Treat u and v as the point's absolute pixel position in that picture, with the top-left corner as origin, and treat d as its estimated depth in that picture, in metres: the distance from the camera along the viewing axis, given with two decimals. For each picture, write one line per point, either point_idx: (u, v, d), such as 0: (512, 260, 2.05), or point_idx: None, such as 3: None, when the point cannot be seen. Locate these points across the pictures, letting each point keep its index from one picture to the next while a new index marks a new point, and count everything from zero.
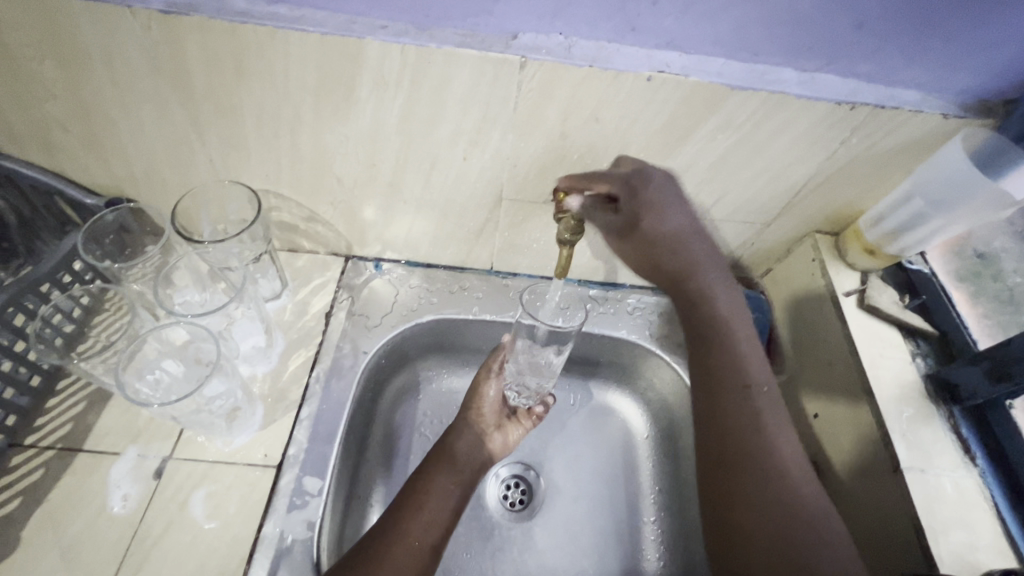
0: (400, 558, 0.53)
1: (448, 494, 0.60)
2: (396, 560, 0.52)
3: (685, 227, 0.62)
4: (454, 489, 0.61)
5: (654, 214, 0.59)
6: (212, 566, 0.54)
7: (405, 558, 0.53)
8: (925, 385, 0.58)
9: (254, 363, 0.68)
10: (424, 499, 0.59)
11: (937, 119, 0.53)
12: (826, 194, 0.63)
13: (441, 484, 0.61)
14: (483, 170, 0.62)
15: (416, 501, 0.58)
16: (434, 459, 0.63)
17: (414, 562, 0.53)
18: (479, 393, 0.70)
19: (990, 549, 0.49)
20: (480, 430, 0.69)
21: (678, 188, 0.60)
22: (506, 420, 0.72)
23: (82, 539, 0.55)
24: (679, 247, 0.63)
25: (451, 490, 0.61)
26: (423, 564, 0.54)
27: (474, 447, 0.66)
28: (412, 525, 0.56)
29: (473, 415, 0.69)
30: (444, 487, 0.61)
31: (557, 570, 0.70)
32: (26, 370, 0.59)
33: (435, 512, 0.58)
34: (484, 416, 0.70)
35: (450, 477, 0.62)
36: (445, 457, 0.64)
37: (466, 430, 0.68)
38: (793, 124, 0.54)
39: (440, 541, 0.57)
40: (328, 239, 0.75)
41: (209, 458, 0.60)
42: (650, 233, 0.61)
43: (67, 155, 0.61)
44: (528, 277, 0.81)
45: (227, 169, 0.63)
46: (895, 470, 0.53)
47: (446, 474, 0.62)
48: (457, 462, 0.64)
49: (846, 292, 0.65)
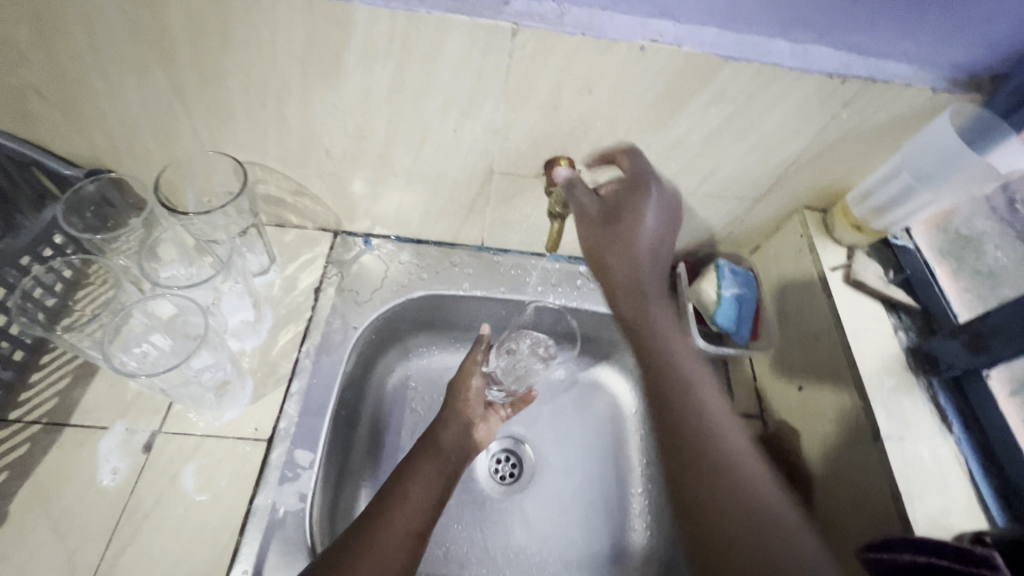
0: (386, 548, 0.53)
1: (433, 482, 0.61)
2: (383, 552, 0.53)
3: (652, 227, 0.58)
4: (440, 474, 0.62)
5: (631, 215, 0.58)
6: (205, 537, 0.55)
7: (391, 546, 0.54)
8: (907, 356, 0.60)
9: (243, 338, 0.67)
10: (410, 488, 0.59)
11: (927, 94, 0.53)
12: (815, 170, 0.64)
13: (425, 472, 0.61)
14: (474, 142, 0.61)
15: (404, 491, 0.58)
16: (421, 448, 0.64)
17: (401, 551, 0.54)
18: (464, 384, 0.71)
19: (963, 512, 0.51)
20: (467, 420, 0.69)
21: (661, 197, 0.59)
22: (485, 412, 0.72)
23: (73, 511, 0.55)
24: (633, 265, 0.58)
25: (436, 479, 0.62)
26: (411, 552, 0.55)
27: (461, 435, 0.67)
28: (400, 514, 0.56)
29: (462, 404, 0.70)
30: (429, 475, 0.61)
31: (546, 541, 0.71)
32: (8, 344, 0.58)
33: (418, 500, 0.58)
34: (472, 406, 0.71)
35: (436, 464, 0.62)
36: (428, 446, 0.64)
37: (453, 421, 0.68)
38: (786, 97, 0.54)
39: (424, 528, 0.57)
40: (316, 213, 0.74)
41: (199, 432, 0.60)
42: (621, 230, 0.58)
43: (45, 124, 0.59)
44: (519, 253, 0.80)
45: (212, 140, 0.62)
46: (875, 438, 0.54)
47: (432, 462, 0.62)
48: (443, 451, 0.64)
49: (832, 267, 0.66)
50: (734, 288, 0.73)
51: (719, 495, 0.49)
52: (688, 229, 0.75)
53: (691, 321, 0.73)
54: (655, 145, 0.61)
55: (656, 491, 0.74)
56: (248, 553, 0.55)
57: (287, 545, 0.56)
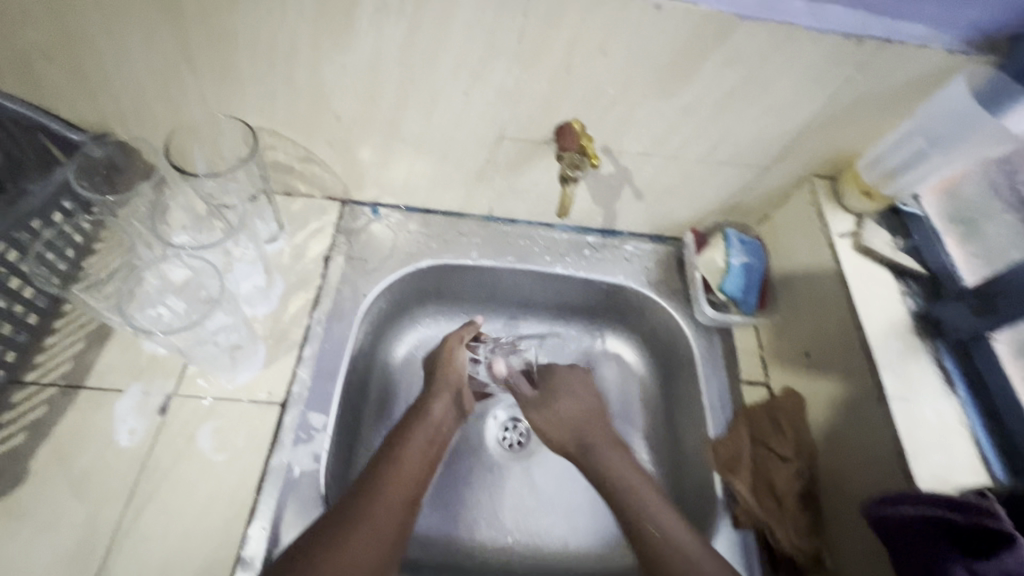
0: (384, 510, 0.56)
1: (423, 451, 0.64)
2: (381, 513, 0.55)
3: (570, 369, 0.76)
4: (430, 445, 0.65)
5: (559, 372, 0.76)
6: (223, 495, 0.56)
7: (390, 507, 0.56)
8: (914, 320, 0.60)
9: (255, 304, 0.67)
10: (402, 457, 0.61)
11: (942, 56, 0.53)
12: (826, 137, 0.64)
13: (416, 443, 0.64)
14: (485, 106, 0.60)
15: (399, 460, 0.61)
16: (410, 421, 0.66)
17: (397, 514, 0.56)
18: (450, 360, 0.72)
19: (966, 469, 0.52)
20: (456, 394, 0.71)
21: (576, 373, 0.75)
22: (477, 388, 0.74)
23: (93, 470, 0.56)
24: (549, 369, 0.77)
25: (426, 450, 0.64)
26: (405, 515, 0.57)
27: (450, 405, 0.69)
28: (398, 480, 0.59)
29: (444, 373, 0.71)
30: (421, 445, 0.64)
31: (553, 504, 0.73)
32: (21, 307, 0.58)
33: (410, 468, 0.61)
34: (454, 372, 0.72)
35: (427, 436, 0.65)
36: (419, 419, 0.66)
37: (443, 394, 0.70)
38: (800, 59, 0.54)
39: (417, 495, 0.60)
40: (324, 181, 0.74)
41: (213, 395, 0.61)
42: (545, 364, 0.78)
43: (50, 87, 0.58)
44: (527, 224, 0.80)
45: (220, 104, 0.61)
46: (881, 399, 0.55)
47: (421, 434, 0.65)
48: (433, 422, 0.67)
49: (842, 234, 0.66)
50: (742, 257, 0.74)
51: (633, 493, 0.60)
52: (697, 199, 0.75)
53: (698, 290, 0.74)
54: (667, 110, 0.60)
55: (662, 457, 0.75)
56: (265, 510, 0.56)
57: (303, 503, 0.57)
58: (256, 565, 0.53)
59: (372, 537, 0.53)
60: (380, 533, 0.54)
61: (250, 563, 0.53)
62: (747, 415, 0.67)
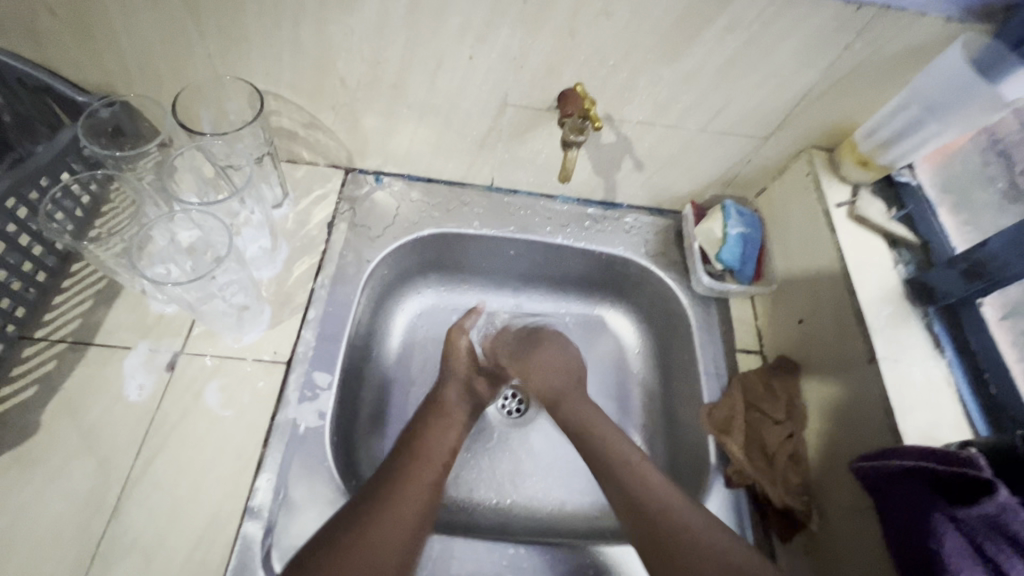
0: (406, 499, 0.56)
1: (443, 438, 0.64)
2: (400, 502, 0.55)
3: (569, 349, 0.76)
4: (449, 430, 0.66)
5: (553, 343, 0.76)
6: (230, 448, 0.58)
7: (412, 491, 0.57)
8: (905, 287, 0.62)
9: (260, 267, 0.68)
10: (419, 448, 0.62)
11: (940, 23, 0.54)
12: (825, 107, 0.65)
13: (433, 431, 0.64)
14: (489, 71, 0.61)
15: (417, 450, 0.61)
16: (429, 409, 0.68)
17: (421, 502, 0.57)
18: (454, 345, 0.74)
19: (951, 427, 0.54)
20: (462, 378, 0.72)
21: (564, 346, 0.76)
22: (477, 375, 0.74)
23: (103, 423, 0.57)
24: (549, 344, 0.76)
25: (445, 436, 0.65)
26: (430, 502, 0.57)
27: (462, 395, 0.71)
28: (417, 469, 0.59)
29: (451, 364, 0.73)
30: (438, 433, 0.65)
31: (551, 468, 0.75)
32: (30, 264, 0.59)
33: (432, 456, 0.62)
34: (461, 365, 0.73)
35: (442, 423, 0.66)
36: (434, 404, 0.68)
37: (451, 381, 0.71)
38: (802, 24, 0.55)
39: (442, 475, 0.61)
40: (328, 148, 0.74)
41: (220, 353, 0.62)
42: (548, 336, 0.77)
43: (57, 47, 0.58)
44: (528, 195, 0.81)
45: (225, 65, 0.61)
46: (871, 359, 0.57)
47: (439, 420, 0.66)
48: (450, 410, 0.68)
49: (837, 204, 0.67)
50: (741, 226, 0.74)
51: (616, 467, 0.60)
52: (696, 171, 0.76)
53: (696, 260, 0.75)
54: (668, 77, 0.61)
55: (657, 424, 0.77)
56: (271, 463, 0.57)
57: (308, 459, 0.59)
58: (264, 515, 0.55)
59: (393, 527, 0.53)
60: (400, 521, 0.54)
61: (258, 512, 0.55)
62: (742, 380, 0.69)
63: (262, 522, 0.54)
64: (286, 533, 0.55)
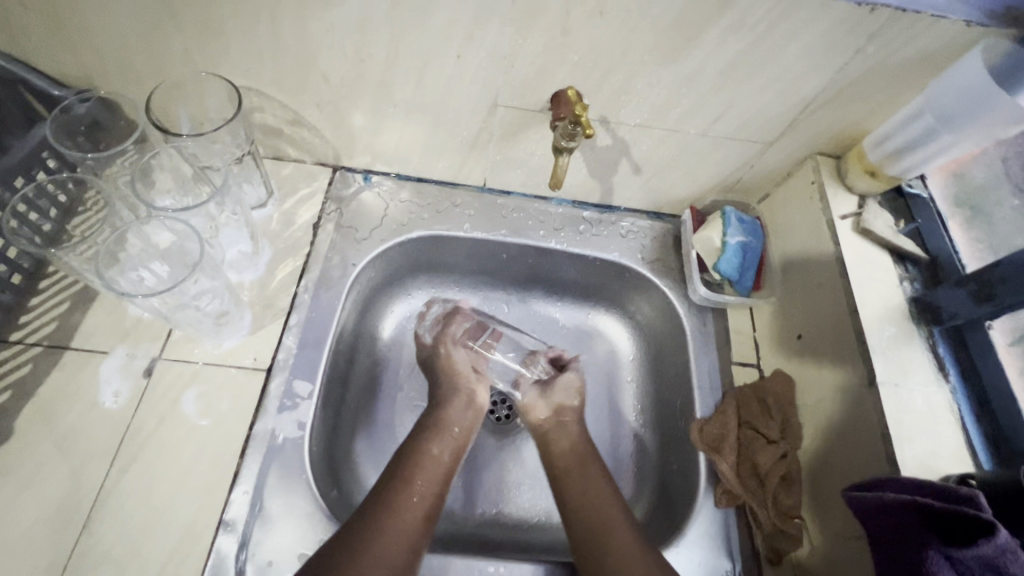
0: (391, 541, 0.53)
1: (435, 468, 0.61)
2: (382, 546, 0.52)
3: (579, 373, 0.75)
4: (442, 459, 0.62)
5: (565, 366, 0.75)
6: (206, 459, 0.56)
7: (399, 529, 0.54)
8: (909, 305, 0.59)
9: (241, 271, 0.67)
10: (410, 474, 0.59)
11: (959, 27, 0.50)
12: (833, 113, 0.61)
13: (423, 462, 0.61)
14: (478, 70, 0.58)
15: (406, 486, 0.58)
16: (425, 429, 0.64)
17: (406, 538, 0.54)
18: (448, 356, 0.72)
19: (951, 456, 0.52)
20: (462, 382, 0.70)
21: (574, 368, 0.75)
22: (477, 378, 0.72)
23: (76, 430, 0.56)
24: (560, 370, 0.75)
25: (437, 464, 0.61)
26: (414, 542, 0.54)
27: (464, 410, 0.67)
28: (402, 504, 0.56)
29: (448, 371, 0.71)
30: (432, 459, 0.61)
31: (539, 476, 0.74)
32: (5, 268, 0.58)
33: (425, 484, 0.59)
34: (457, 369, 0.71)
35: (435, 450, 0.62)
36: (435, 425, 0.65)
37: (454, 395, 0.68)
38: (811, 25, 0.51)
39: (434, 508, 0.58)
40: (314, 146, 0.72)
41: (198, 359, 0.61)
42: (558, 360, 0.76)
43: (28, 38, 0.56)
44: (521, 196, 0.78)
45: (203, 61, 0.59)
46: (870, 383, 0.55)
47: (434, 442, 0.63)
48: (446, 430, 0.65)
49: (842, 215, 0.64)
50: (740, 235, 0.72)
51: (584, 509, 0.59)
52: (696, 175, 0.72)
53: (693, 268, 0.72)
54: (667, 78, 0.58)
55: (649, 437, 0.75)
56: (249, 474, 0.56)
57: (287, 471, 0.57)
58: (238, 528, 0.54)
59: (377, 571, 0.50)
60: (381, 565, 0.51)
61: (232, 525, 0.54)
62: (736, 396, 0.67)
63: (236, 535, 0.54)
64: (261, 547, 0.54)
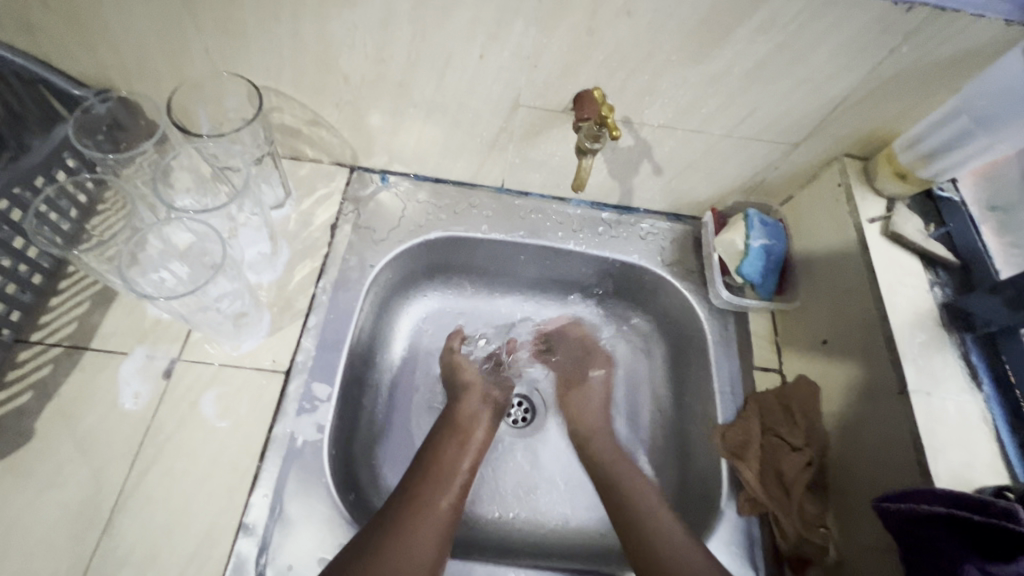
0: (422, 526, 0.54)
1: (458, 458, 0.63)
2: (414, 532, 0.54)
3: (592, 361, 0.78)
4: (464, 451, 0.64)
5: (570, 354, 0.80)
6: (225, 461, 0.56)
7: (427, 519, 0.55)
8: (940, 311, 0.58)
9: (260, 271, 0.66)
10: (433, 468, 0.61)
11: (998, 26, 0.49)
12: (862, 114, 0.60)
13: (446, 454, 0.63)
14: (500, 69, 0.57)
15: (432, 477, 0.60)
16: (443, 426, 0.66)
17: (434, 528, 0.55)
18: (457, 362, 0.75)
19: (985, 467, 0.50)
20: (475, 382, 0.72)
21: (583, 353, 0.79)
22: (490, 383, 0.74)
23: (96, 432, 0.56)
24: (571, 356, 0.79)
25: (458, 456, 0.63)
26: (445, 529, 0.56)
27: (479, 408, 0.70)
28: (429, 493, 0.58)
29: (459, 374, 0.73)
30: (451, 453, 0.63)
31: (557, 480, 0.73)
32: (26, 267, 0.58)
33: (448, 478, 0.60)
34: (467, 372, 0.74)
35: (455, 443, 0.64)
36: (453, 423, 0.67)
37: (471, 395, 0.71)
38: (843, 24, 0.50)
39: (459, 499, 0.59)
40: (332, 146, 0.71)
41: (215, 360, 0.61)
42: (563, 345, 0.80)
43: (49, 38, 0.56)
44: (540, 197, 0.77)
45: (223, 60, 0.58)
46: (901, 392, 0.53)
47: (452, 438, 0.65)
48: (463, 426, 0.66)
49: (870, 219, 0.63)
50: (764, 238, 0.70)
51: (624, 507, 0.61)
52: (719, 177, 0.71)
53: (714, 272, 0.71)
54: (694, 79, 0.57)
55: (668, 442, 0.74)
56: (268, 477, 0.56)
57: (306, 474, 0.57)
58: (258, 532, 0.54)
59: (411, 557, 0.52)
60: (416, 550, 0.52)
61: (252, 529, 0.54)
62: (760, 402, 0.65)
63: (256, 539, 0.53)
64: (281, 551, 0.53)
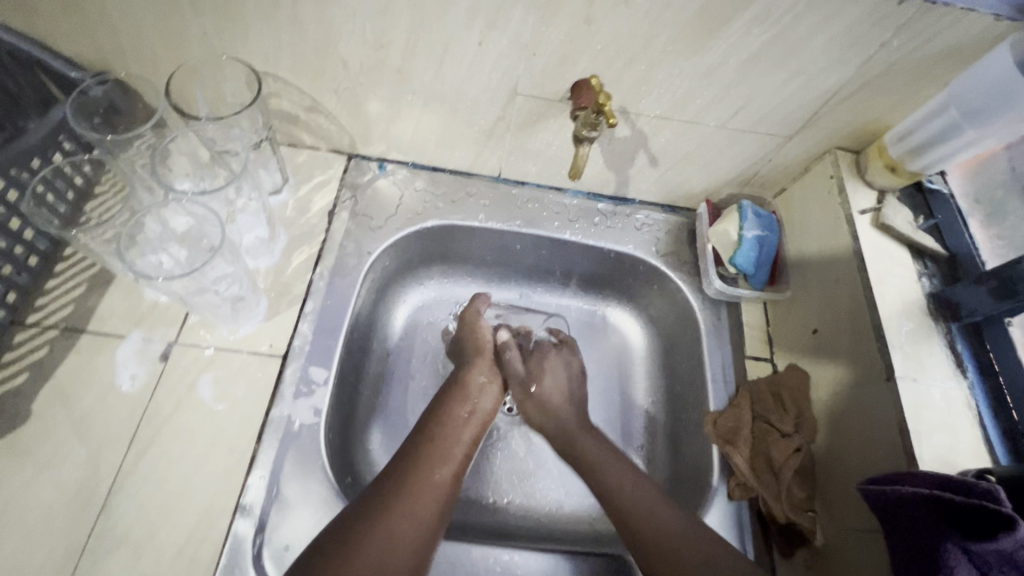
0: (420, 500, 0.53)
1: (461, 430, 0.62)
2: (416, 498, 0.53)
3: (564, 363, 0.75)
4: (469, 422, 0.64)
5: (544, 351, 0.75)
6: (222, 444, 0.57)
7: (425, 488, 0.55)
8: (928, 301, 0.59)
9: (257, 257, 0.67)
10: (435, 436, 0.60)
11: (987, 21, 0.50)
12: (855, 107, 0.61)
13: (450, 422, 0.62)
14: (499, 57, 0.58)
15: (433, 447, 0.59)
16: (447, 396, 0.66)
17: (434, 495, 0.55)
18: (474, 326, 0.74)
19: (968, 452, 0.52)
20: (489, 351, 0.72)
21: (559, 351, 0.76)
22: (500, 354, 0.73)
23: (93, 413, 0.56)
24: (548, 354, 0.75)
25: (463, 426, 0.63)
26: (445, 497, 0.56)
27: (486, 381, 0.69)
28: (430, 463, 0.57)
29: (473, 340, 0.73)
30: (455, 423, 0.63)
31: (550, 466, 0.74)
32: (22, 249, 0.58)
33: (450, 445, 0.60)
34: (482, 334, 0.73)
35: (463, 411, 0.64)
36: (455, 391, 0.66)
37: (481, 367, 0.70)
38: (836, 18, 0.51)
39: (460, 469, 0.59)
40: (330, 133, 0.71)
41: (210, 345, 0.61)
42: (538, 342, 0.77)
43: (46, 20, 0.55)
44: (536, 186, 0.78)
45: (222, 44, 0.58)
46: (889, 378, 0.55)
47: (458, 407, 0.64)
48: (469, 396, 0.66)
49: (861, 210, 0.64)
50: (757, 229, 0.71)
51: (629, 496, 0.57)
52: (714, 168, 0.72)
53: (708, 262, 0.72)
54: (690, 70, 0.57)
55: (661, 430, 0.75)
56: (266, 460, 0.56)
57: (303, 456, 0.57)
58: (255, 513, 0.54)
59: (410, 520, 0.51)
60: (417, 516, 0.52)
61: (249, 510, 0.54)
62: (750, 391, 0.67)
63: (253, 520, 0.54)
64: (278, 531, 0.54)
